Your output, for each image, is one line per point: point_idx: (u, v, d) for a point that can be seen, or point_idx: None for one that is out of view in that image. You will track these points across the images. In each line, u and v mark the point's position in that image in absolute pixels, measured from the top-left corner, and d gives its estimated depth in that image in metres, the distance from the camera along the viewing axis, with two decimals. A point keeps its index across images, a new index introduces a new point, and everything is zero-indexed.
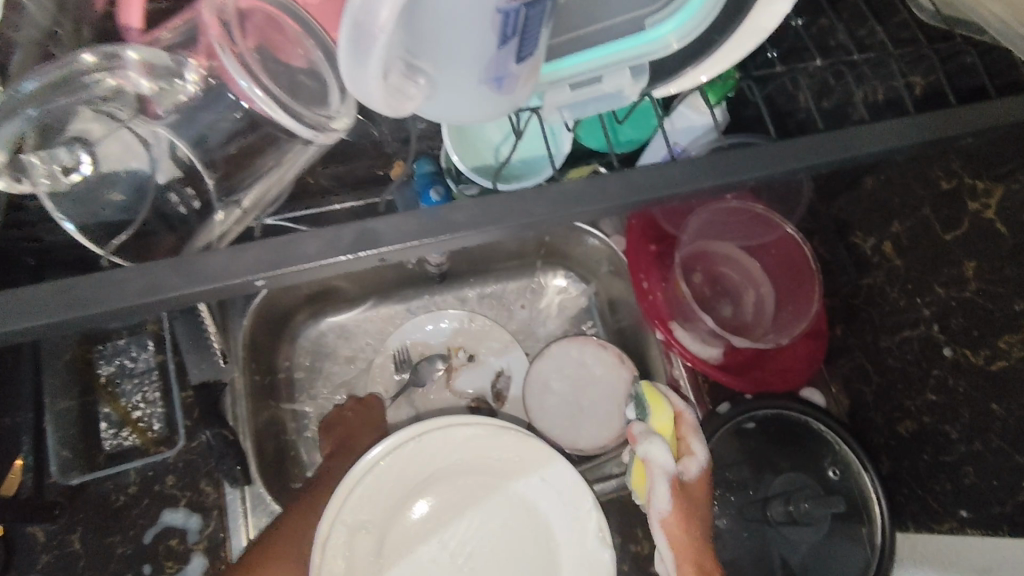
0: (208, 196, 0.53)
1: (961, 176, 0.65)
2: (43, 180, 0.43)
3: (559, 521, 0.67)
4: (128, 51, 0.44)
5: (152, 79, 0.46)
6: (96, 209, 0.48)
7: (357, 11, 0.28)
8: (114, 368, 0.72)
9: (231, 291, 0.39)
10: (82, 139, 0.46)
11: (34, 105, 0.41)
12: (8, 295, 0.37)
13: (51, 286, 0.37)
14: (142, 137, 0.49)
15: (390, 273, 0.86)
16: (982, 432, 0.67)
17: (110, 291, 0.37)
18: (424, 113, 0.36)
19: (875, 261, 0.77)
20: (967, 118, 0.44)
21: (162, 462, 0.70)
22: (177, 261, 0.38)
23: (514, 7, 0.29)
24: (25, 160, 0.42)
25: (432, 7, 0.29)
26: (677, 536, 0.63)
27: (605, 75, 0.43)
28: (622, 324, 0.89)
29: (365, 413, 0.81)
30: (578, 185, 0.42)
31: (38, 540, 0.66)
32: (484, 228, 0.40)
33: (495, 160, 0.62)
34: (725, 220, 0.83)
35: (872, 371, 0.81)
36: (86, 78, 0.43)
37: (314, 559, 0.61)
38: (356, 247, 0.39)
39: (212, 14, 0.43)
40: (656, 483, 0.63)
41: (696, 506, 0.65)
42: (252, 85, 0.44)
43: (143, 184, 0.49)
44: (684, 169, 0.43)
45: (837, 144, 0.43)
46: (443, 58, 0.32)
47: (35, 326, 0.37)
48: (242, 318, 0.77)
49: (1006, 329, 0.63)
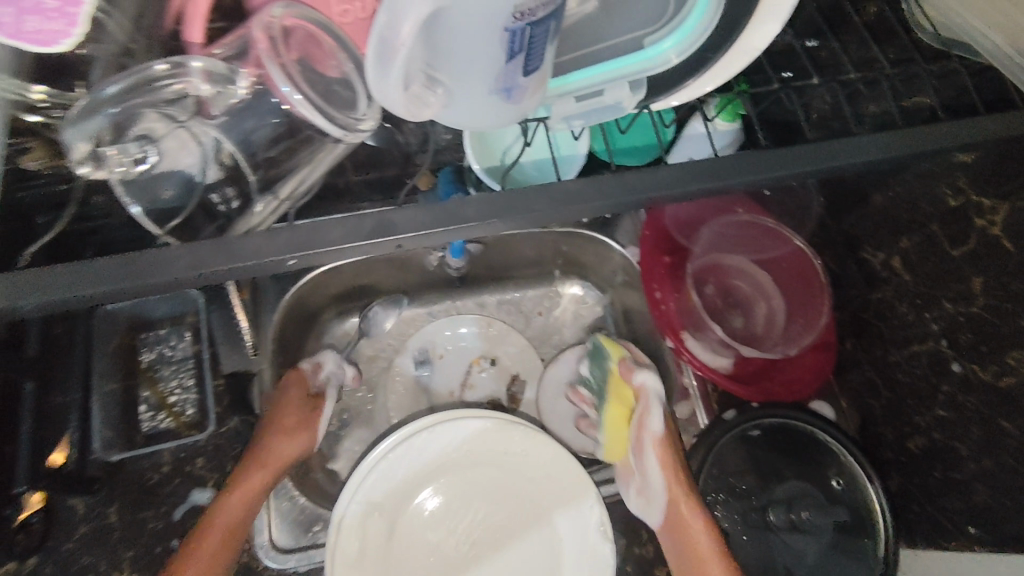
0: (249, 188, 0.57)
1: (968, 194, 0.66)
2: (115, 167, 0.50)
3: (565, 518, 0.70)
4: (192, 61, 0.49)
5: (212, 85, 0.51)
6: (155, 197, 0.53)
7: (382, 27, 0.32)
8: (154, 355, 0.77)
9: (262, 269, 0.43)
10: (147, 137, 0.51)
11: (113, 105, 0.49)
12: (73, 267, 0.40)
13: (117, 259, 0.41)
14: (196, 135, 0.53)
15: (412, 278, 0.90)
16: (993, 451, 0.66)
17: (161, 266, 0.41)
18: (441, 120, 0.40)
19: (884, 276, 0.79)
20: (954, 133, 0.47)
21: (193, 444, 0.75)
22: (220, 243, 0.42)
23: (521, 26, 0.33)
24: (98, 151, 0.49)
25: (448, 25, 0.33)
26: (667, 459, 0.70)
27: (605, 87, 0.45)
28: (636, 333, 0.92)
29: (303, 398, 0.75)
30: (575, 185, 0.45)
31: (78, 511, 0.69)
32: (489, 222, 0.44)
33: (502, 162, 0.65)
34: (737, 233, 0.86)
35: (881, 386, 0.81)
36: (153, 83, 0.49)
37: (330, 540, 0.64)
38: (375, 234, 0.43)
39: (261, 29, 0.47)
40: (652, 406, 0.72)
41: (676, 434, 0.73)
42: (293, 90, 0.48)
43: (191, 183, 0.54)
44: (688, 172, 0.46)
45: (825, 153, 0.46)
46: (456, 69, 0.36)
47: (95, 295, 0.40)
48: (272, 311, 0.82)
49: (1015, 345, 0.63)
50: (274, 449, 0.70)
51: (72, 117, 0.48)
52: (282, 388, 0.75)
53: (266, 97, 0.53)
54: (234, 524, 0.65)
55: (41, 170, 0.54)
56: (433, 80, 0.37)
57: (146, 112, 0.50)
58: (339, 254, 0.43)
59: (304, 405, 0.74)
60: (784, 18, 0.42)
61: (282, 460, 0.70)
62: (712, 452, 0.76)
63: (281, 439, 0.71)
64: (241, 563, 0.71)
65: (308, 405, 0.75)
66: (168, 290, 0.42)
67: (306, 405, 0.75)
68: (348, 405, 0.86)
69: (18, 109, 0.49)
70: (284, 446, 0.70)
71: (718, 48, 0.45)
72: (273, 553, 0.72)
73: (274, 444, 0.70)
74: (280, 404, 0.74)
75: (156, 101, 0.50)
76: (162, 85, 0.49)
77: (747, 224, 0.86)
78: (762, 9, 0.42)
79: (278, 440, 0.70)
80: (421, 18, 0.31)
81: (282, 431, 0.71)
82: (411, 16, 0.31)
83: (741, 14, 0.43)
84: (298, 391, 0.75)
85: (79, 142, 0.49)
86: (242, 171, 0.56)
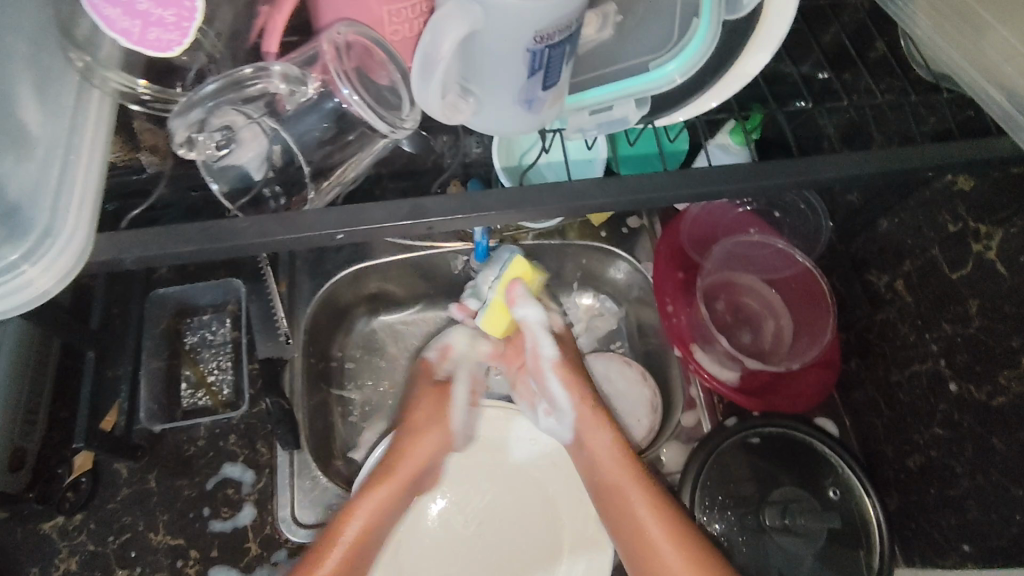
0: (302, 173, 0.52)
1: (966, 221, 0.68)
2: (205, 154, 0.48)
3: (570, 524, 0.75)
4: (275, 65, 0.47)
5: (290, 87, 0.48)
6: (230, 175, 0.50)
7: (426, 46, 0.38)
8: (196, 339, 0.84)
9: (310, 243, 0.44)
10: (230, 129, 0.49)
11: (211, 101, 0.46)
12: (154, 232, 0.41)
13: (197, 226, 0.42)
14: (267, 128, 0.50)
15: (438, 283, 0.94)
16: (984, 467, 0.69)
17: (232, 234, 0.42)
18: (473, 126, 0.46)
19: (888, 297, 0.81)
20: (923, 155, 0.49)
21: (227, 421, 0.80)
22: (281, 217, 0.43)
23: (541, 48, 0.38)
24: (191, 136, 0.47)
25: (480, 46, 0.39)
26: (569, 379, 0.73)
27: (614, 104, 0.49)
28: (649, 346, 0.95)
29: (432, 389, 0.78)
30: (584, 183, 0.46)
31: (122, 475, 0.77)
32: (510, 212, 0.45)
33: (519, 163, 0.67)
34: (748, 253, 0.89)
35: (882, 404, 0.83)
36: (245, 84, 0.47)
37: (350, 504, 0.70)
38: (410, 217, 0.44)
39: (329, 42, 0.47)
40: (537, 335, 0.71)
41: (570, 350, 0.75)
42: (351, 93, 0.48)
43: (247, 180, 0.51)
44: (710, 173, 0.48)
45: (803, 167, 0.48)
46: (485, 82, 0.42)
47: (175, 255, 0.42)
48: (306, 304, 0.86)
49: (1006, 365, 0.65)
50: (411, 455, 0.72)
51: (175, 110, 0.46)
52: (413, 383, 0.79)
53: (321, 105, 0.50)
54: (366, 528, 0.67)
55: (117, 162, 0.59)
56: (466, 91, 0.43)
57: (229, 107, 0.48)
58: (380, 234, 0.45)
59: (433, 399, 0.76)
60: (774, 48, 0.47)
61: (416, 464, 0.72)
62: (713, 456, 0.79)
63: (421, 437, 0.74)
64: (263, 534, 0.75)
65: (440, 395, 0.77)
66: (221, 257, 0.43)
67: (437, 390, 0.77)
68: (370, 399, 0.90)
69: (123, 97, 0.49)
70: (424, 445, 0.73)
71: (716, 72, 0.49)
72: (294, 528, 0.75)
73: (414, 445, 0.73)
74: (412, 400, 0.77)
75: (245, 100, 0.48)
76: (248, 88, 0.47)
77: (759, 244, 0.89)
78: (755, 42, 0.47)
79: (419, 441, 0.73)
80: (457, 40, 0.37)
81: (424, 428, 0.74)
82: (450, 37, 0.37)
83: (739, 43, 0.48)
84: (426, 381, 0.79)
85: (181, 130, 0.47)
86: (297, 169, 0.52)
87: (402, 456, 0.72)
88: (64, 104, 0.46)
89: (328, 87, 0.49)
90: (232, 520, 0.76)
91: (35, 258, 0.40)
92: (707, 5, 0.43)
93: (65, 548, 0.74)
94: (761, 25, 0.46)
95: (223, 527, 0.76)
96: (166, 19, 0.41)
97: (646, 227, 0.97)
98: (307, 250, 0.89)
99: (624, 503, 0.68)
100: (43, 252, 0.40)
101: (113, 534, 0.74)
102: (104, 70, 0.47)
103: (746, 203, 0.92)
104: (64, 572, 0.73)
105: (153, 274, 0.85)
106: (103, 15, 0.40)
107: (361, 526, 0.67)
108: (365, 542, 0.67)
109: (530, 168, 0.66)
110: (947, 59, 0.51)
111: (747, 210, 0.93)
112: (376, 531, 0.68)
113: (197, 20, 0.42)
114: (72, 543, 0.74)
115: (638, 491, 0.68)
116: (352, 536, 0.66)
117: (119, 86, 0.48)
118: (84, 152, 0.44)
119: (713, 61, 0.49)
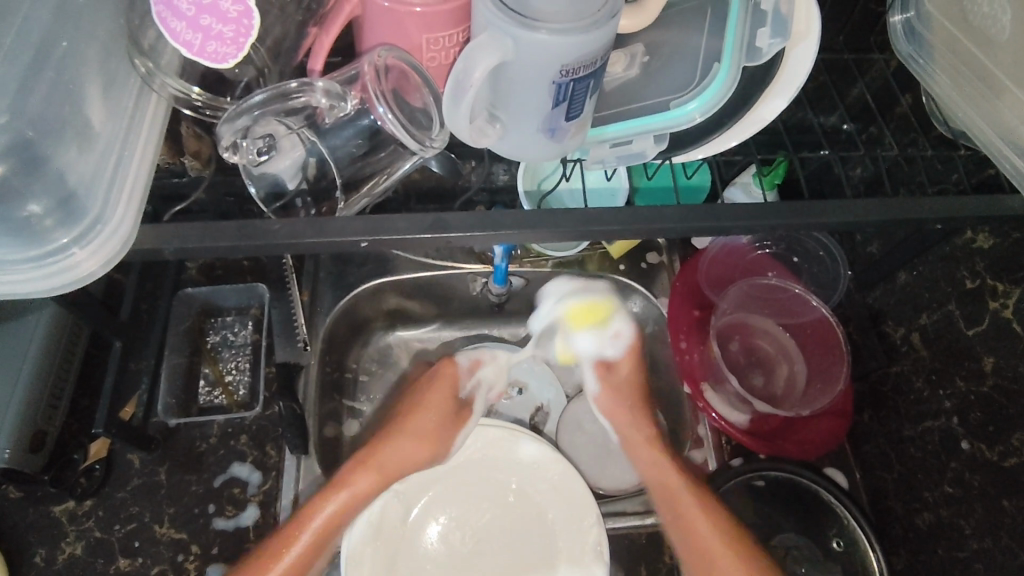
0: (333, 182, 0.54)
1: (984, 278, 0.68)
2: (246, 155, 0.50)
3: (566, 550, 0.74)
4: (318, 81, 0.49)
5: (330, 101, 0.50)
6: (263, 175, 0.52)
7: (458, 72, 0.40)
8: (219, 338, 0.88)
9: (337, 249, 0.46)
10: (271, 138, 0.51)
11: (258, 109, 0.48)
12: (200, 231, 0.44)
13: (235, 225, 0.45)
14: (301, 137, 0.53)
15: (455, 303, 0.96)
16: (993, 529, 0.67)
17: (262, 233, 0.45)
18: (497, 151, 0.48)
19: (903, 349, 0.81)
20: (934, 207, 0.50)
21: (240, 421, 0.82)
22: (312, 221, 0.46)
23: (566, 81, 0.41)
24: (236, 142, 0.49)
25: (508, 76, 0.42)
26: (613, 408, 0.81)
27: (634, 138, 0.51)
28: (660, 382, 0.95)
29: (448, 399, 0.78)
30: (597, 210, 0.48)
31: (134, 465, 0.79)
32: (524, 231, 0.47)
33: (536, 188, 0.68)
34: (764, 296, 0.88)
35: (893, 459, 0.81)
36: (291, 96, 0.49)
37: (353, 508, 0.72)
38: (431, 230, 0.46)
39: (369, 64, 0.50)
40: (586, 368, 0.82)
41: (621, 383, 0.81)
42: (386, 111, 0.50)
43: (281, 188, 0.52)
44: (725, 210, 0.49)
45: (817, 210, 0.49)
46: (512, 109, 0.44)
47: (214, 249, 0.45)
48: (326, 314, 0.88)
49: (1020, 426, 0.65)
50: (396, 458, 0.74)
51: (224, 116, 0.48)
52: (434, 388, 0.79)
53: (357, 120, 0.52)
54: (328, 523, 0.70)
55: (161, 163, 0.60)
56: (494, 117, 0.45)
57: (273, 118, 0.50)
58: (403, 245, 0.47)
59: (441, 411, 0.77)
60: (792, 94, 0.49)
61: (401, 464, 0.75)
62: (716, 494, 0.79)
63: (403, 439, 0.75)
64: (264, 535, 0.76)
65: (446, 408, 0.78)
66: (250, 255, 0.46)
67: (450, 407, 0.78)
68: (380, 412, 0.91)
69: (178, 103, 0.52)
70: (407, 449, 0.75)
71: (733, 114, 0.51)
72: None
73: (396, 445, 0.75)
74: (423, 402, 0.78)
75: (288, 111, 0.50)
76: (293, 100, 0.49)
77: (775, 289, 0.89)
78: (777, 83, 0.49)
79: (402, 434, 0.76)
80: (489, 68, 0.40)
81: (421, 433, 0.76)
82: (482, 65, 0.40)
83: (757, 89, 0.50)
84: (449, 391, 0.79)
85: (228, 134, 0.49)
86: (329, 182, 0.54)
87: (386, 450, 0.74)
88: (123, 105, 0.49)
89: (366, 104, 0.51)
90: (236, 519, 0.77)
91: (84, 241, 0.43)
92: (728, 51, 0.46)
93: (72, 532, 0.76)
94: (781, 70, 0.49)
95: (226, 526, 0.77)
96: (224, 34, 0.44)
97: (665, 264, 0.97)
98: (331, 262, 0.92)
99: (663, 486, 0.76)
100: (92, 237, 0.43)
101: (119, 523, 0.76)
102: (165, 75, 0.50)
103: (764, 246, 0.92)
104: (69, 556, 0.75)
105: (184, 274, 0.89)
106: (171, 28, 0.44)
107: (325, 521, 0.70)
108: (325, 539, 0.70)
109: (547, 194, 0.67)
110: (965, 117, 0.53)
111: (766, 252, 0.93)
112: (341, 520, 0.71)
113: (253, 37, 0.45)
114: (79, 528, 0.76)
115: (673, 473, 0.77)
116: (313, 530, 0.69)
117: (176, 90, 0.50)
118: (138, 152, 0.48)
119: (732, 103, 0.51)
